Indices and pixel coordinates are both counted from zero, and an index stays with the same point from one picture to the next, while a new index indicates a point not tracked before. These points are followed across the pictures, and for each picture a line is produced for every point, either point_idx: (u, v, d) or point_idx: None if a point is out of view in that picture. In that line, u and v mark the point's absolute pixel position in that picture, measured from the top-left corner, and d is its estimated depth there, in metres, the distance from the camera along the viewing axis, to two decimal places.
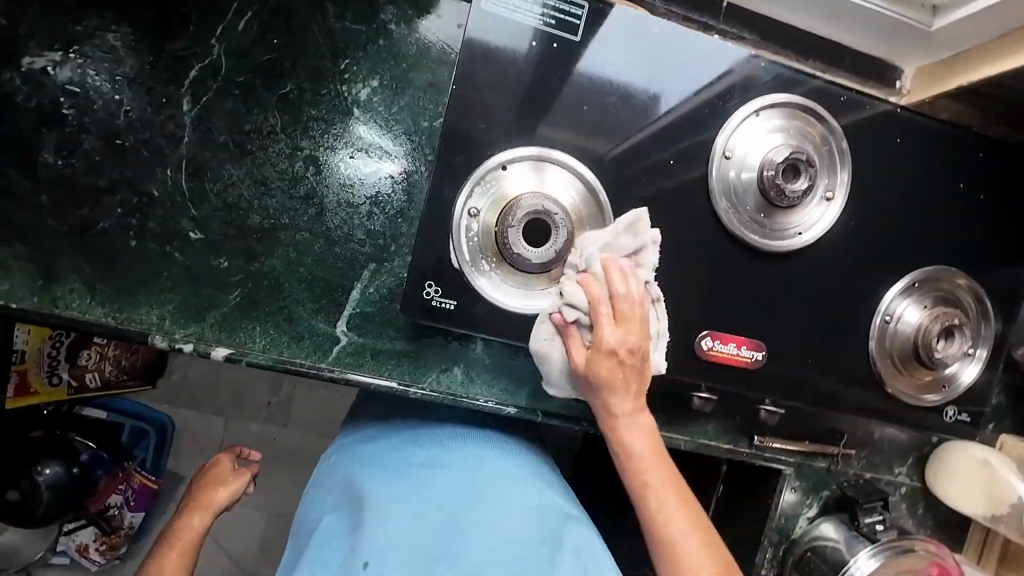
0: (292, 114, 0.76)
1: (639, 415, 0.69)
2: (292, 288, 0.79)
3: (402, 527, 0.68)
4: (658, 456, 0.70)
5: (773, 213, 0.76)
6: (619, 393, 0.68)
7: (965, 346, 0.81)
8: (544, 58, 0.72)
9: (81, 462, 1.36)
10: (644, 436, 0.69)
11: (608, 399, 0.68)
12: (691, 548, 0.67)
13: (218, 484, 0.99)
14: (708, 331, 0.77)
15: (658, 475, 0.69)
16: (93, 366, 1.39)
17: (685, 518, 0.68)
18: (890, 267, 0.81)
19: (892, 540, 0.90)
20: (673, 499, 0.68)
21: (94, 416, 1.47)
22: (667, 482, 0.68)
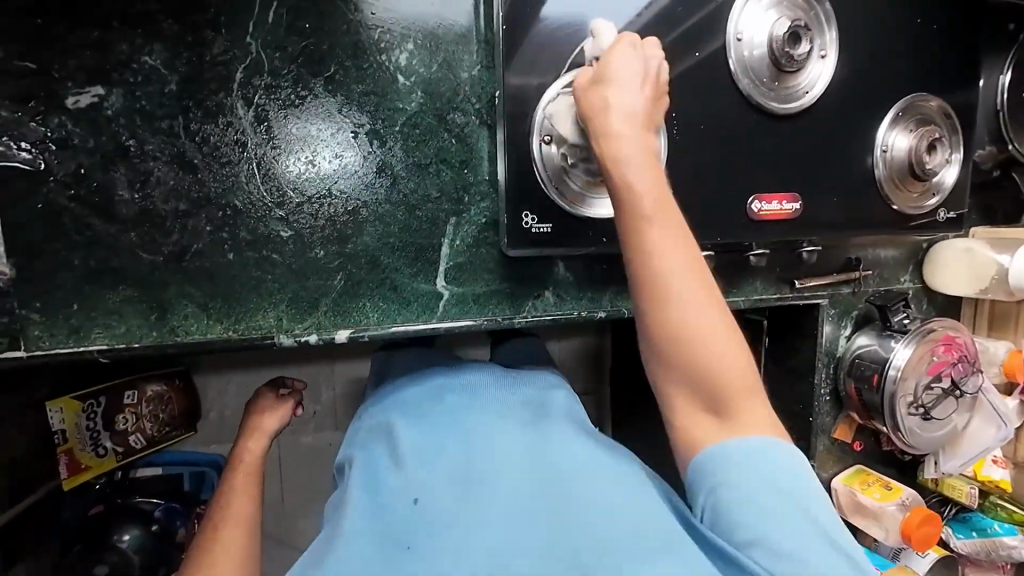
0: (345, 94, 0.79)
1: (729, 343, 0.61)
2: (389, 258, 0.85)
3: (439, 482, 0.64)
4: (722, 324, 0.61)
5: (786, 78, 0.87)
6: (695, 312, 0.60)
7: (945, 154, 0.99)
8: None
9: (158, 519, 1.32)
10: (718, 332, 0.61)
11: (683, 308, 0.60)
12: (721, 340, 0.60)
13: (266, 409, 0.99)
14: (755, 195, 0.90)
15: (726, 359, 0.60)
16: (133, 428, 1.30)
17: (728, 335, 0.61)
18: (878, 104, 0.96)
19: (919, 327, 1.08)
20: (706, 316, 0.61)
21: (148, 474, 1.38)
22: (731, 365, 0.60)
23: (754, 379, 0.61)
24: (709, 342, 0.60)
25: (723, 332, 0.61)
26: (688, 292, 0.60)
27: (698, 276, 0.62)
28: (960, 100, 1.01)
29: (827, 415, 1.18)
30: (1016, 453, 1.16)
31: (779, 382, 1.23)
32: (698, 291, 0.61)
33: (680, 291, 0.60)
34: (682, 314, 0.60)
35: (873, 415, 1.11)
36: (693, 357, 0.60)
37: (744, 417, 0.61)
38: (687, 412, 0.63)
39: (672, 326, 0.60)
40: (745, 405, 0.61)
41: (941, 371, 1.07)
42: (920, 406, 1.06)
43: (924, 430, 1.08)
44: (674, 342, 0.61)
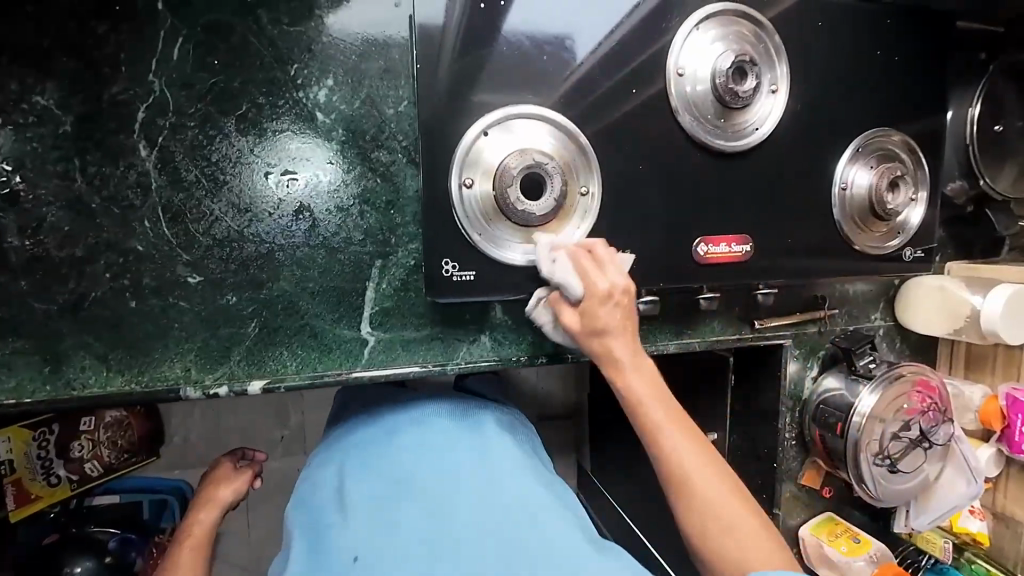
0: (259, 134, 0.75)
1: (724, 503, 0.64)
2: (308, 304, 0.80)
3: (377, 536, 0.64)
4: (738, 499, 0.64)
5: (732, 115, 0.82)
6: (706, 487, 0.65)
7: (908, 192, 0.94)
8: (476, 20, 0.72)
9: (112, 550, 1.22)
10: (708, 497, 0.64)
11: (704, 478, 0.64)
12: (709, 478, 0.65)
13: (220, 480, 0.94)
14: (701, 237, 0.84)
15: (710, 487, 0.64)
16: (89, 455, 1.21)
17: (726, 487, 0.65)
18: (836, 140, 0.91)
19: (888, 371, 1.02)
20: (693, 449, 0.66)
21: (105, 502, 1.31)
22: (723, 498, 0.64)
23: (753, 514, 0.64)
24: (705, 495, 0.64)
25: (723, 501, 0.64)
26: (653, 406, 0.68)
27: (677, 418, 0.68)
28: (925, 135, 0.96)
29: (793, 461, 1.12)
30: (996, 503, 1.09)
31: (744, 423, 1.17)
32: (667, 418, 0.67)
33: (689, 470, 0.65)
34: (682, 468, 0.65)
35: (837, 464, 1.05)
36: (695, 498, 0.64)
37: (730, 530, 0.63)
38: (706, 536, 0.64)
39: (662, 437, 0.67)
40: (737, 546, 0.63)
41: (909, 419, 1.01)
42: (886, 457, 1.00)
43: (891, 483, 1.01)
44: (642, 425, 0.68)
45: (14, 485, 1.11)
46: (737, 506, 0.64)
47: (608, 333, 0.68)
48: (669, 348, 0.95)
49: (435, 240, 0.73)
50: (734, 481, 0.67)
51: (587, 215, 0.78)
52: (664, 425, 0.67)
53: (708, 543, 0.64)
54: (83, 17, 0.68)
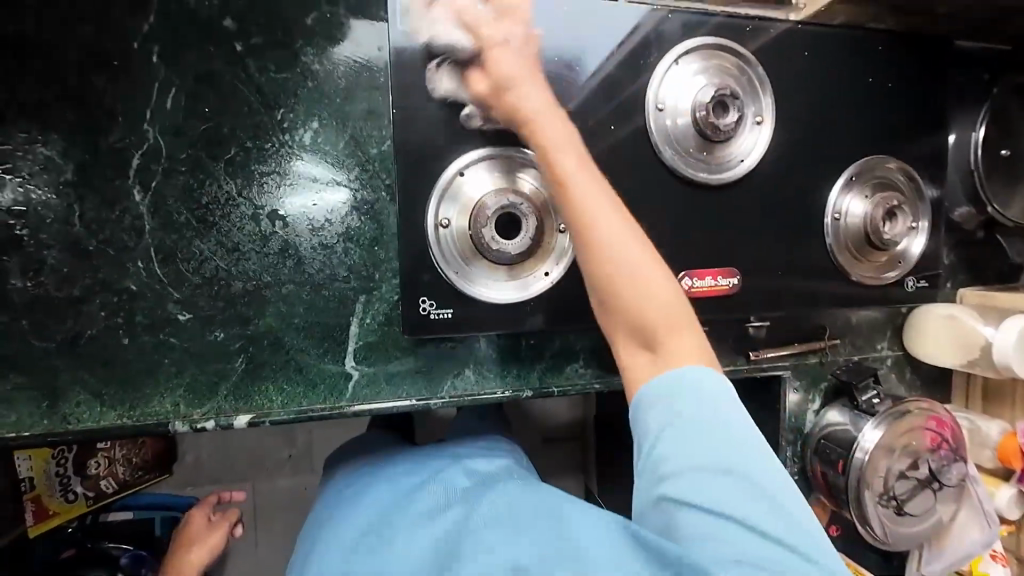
0: (246, 176, 0.78)
1: (634, 272, 0.65)
2: (293, 339, 0.82)
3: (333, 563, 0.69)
4: (654, 266, 0.66)
5: (715, 148, 0.82)
6: (625, 254, 0.65)
7: (907, 222, 0.90)
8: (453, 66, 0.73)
9: (124, 567, 1.25)
10: (640, 274, 0.65)
11: (613, 257, 0.65)
12: (643, 273, 0.65)
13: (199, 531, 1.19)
14: (686, 271, 0.82)
15: (627, 256, 0.65)
16: (103, 472, 1.27)
17: (668, 291, 0.66)
18: (828, 170, 0.89)
19: (893, 406, 0.97)
20: (639, 264, 0.66)
21: (120, 518, 1.31)
22: (650, 274, 0.65)
23: (683, 312, 0.66)
24: (633, 275, 0.65)
25: (638, 266, 0.65)
26: (581, 185, 0.66)
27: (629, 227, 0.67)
28: (924, 162, 0.93)
29: None
30: (1019, 547, 1.02)
31: None
32: (605, 201, 0.66)
33: (604, 233, 0.65)
34: (621, 256, 0.65)
35: (841, 503, 1.00)
36: (643, 320, 0.65)
37: (666, 337, 0.65)
38: (634, 361, 0.67)
39: (608, 264, 0.65)
40: (656, 311, 0.65)
41: (917, 458, 0.96)
42: (891, 498, 0.95)
43: (898, 525, 0.96)
44: (607, 278, 0.66)
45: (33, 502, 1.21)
46: (672, 293, 0.66)
47: (575, 190, 0.66)
48: None
49: (412, 278, 0.74)
50: (654, 257, 0.67)
51: (567, 251, 0.77)
52: (569, 190, 0.67)
53: (635, 374, 0.66)
54: (84, 74, 0.72)
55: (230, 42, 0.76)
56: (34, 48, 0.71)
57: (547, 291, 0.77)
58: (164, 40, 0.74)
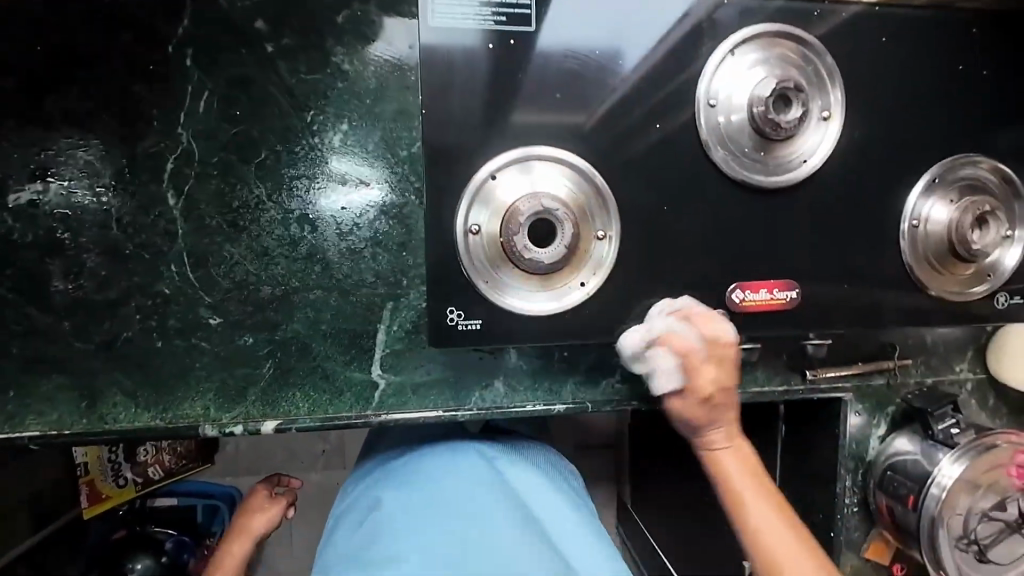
0: (277, 181, 0.77)
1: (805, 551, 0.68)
2: (320, 345, 0.80)
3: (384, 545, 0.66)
4: (806, 547, 0.69)
5: (773, 147, 0.73)
6: (739, 484, 0.71)
7: (1001, 230, 0.79)
8: (484, 60, 0.68)
9: (168, 550, 1.29)
10: (780, 530, 0.69)
11: (734, 469, 0.72)
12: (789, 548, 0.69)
13: (256, 510, 0.97)
14: (736, 282, 0.75)
15: (762, 516, 0.69)
16: (151, 459, 1.29)
17: (802, 548, 0.68)
18: (906, 170, 0.78)
19: (976, 437, 0.86)
20: (782, 529, 0.69)
21: (165, 505, 1.35)
22: (797, 562, 0.68)
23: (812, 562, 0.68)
24: (768, 534, 0.69)
25: (778, 536, 0.69)
26: (725, 445, 0.72)
27: (750, 463, 0.73)
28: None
29: (854, 530, 0.97)
30: None
31: (796, 480, 1.04)
32: (738, 462, 0.72)
33: (757, 523, 0.69)
34: (737, 492, 0.71)
35: (908, 542, 0.90)
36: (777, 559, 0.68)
37: None
38: None
39: (727, 484, 0.72)
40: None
41: (1006, 498, 0.85)
42: (972, 541, 0.84)
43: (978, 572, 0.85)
44: (735, 505, 0.71)
45: (87, 485, 1.25)
46: (807, 556, 0.68)
47: (749, 510, 0.70)
48: None
49: (439, 287, 0.70)
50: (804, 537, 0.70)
51: (604, 261, 0.72)
52: (731, 435, 0.72)
53: None
54: (122, 79, 0.73)
55: (261, 44, 0.74)
56: (76, 54, 0.72)
57: (582, 303, 0.72)
58: (197, 43, 0.73)
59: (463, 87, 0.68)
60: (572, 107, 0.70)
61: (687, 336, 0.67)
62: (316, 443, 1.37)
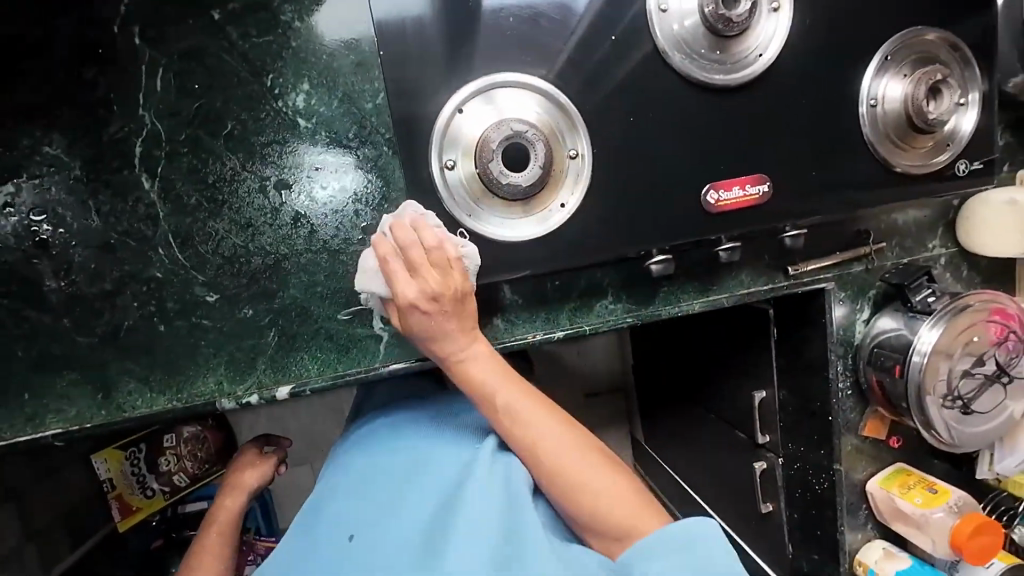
0: (247, 150, 0.77)
1: (571, 442, 0.70)
2: (319, 308, 0.82)
3: (358, 512, 0.72)
4: (574, 449, 0.69)
5: (728, 46, 0.75)
6: (518, 402, 0.70)
7: (955, 98, 0.81)
8: None
9: None
10: (536, 455, 0.69)
11: (497, 392, 0.70)
12: (596, 492, 0.68)
13: (246, 466, 1.00)
14: (710, 184, 0.77)
15: (534, 416, 0.70)
16: (175, 468, 1.26)
17: (618, 493, 0.68)
18: (860, 52, 0.80)
19: (950, 302, 0.91)
20: (590, 475, 0.68)
21: (197, 508, 1.36)
22: (584, 464, 0.69)
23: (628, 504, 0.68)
24: (583, 482, 0.68)
25: (533, 453, 0.69)
26: (478, 351, 0.71)
27: (517, 383, 0.71)
28: (971, 28, 0.83)
29: (851, 411, 1.03)
30: None
31: (793, 376, 1.09)
32: (500, 376, 0.70)
33: (553, 458, 0.69)
34: (513, 409, 0.69)
35: (900, 410, 0.96)
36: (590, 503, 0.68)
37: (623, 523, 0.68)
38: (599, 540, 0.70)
39: (485, 389, 0.70)
40: (613, 510, 0.68)
41: (983, 354, 0.90)
42: (956, 398, 0.90)
43: (965, 426, 0.91)
44: (548, 469, 0.69)
45: (116, 500, 1.27)
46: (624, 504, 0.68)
47: (544, 453, 0.69)
48: (694, 307, 0.91)
49: None
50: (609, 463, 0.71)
51: (580, 178, 0.73)
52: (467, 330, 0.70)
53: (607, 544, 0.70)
54: (73, 68, 0.72)
55: (207, 12, 0.73)
56: (21, 48, 0.71)
57: (565, 224, 0.74)
58: (142, 20, 0.72)
59: (416, 23, 0.68)
60: (527, 30, 0.70)
61: (470, 271, 0.68)
62: (333, 420, 1.40)
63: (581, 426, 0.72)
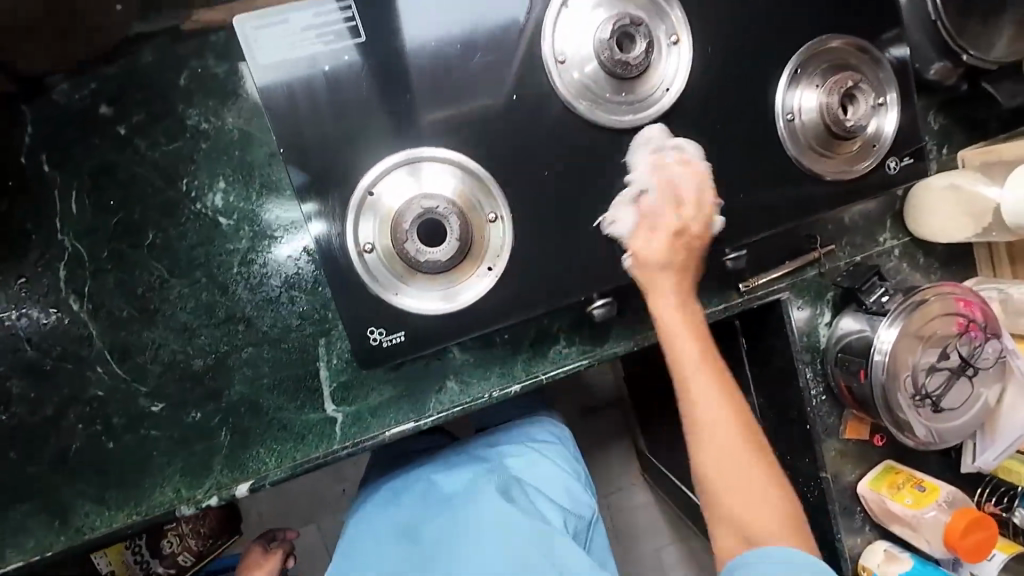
0: (172, 256, 0.77)
1: (727, 397, 0.74)
2: (268, 399, 0.81)
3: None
4: (751, 459, 0.73)
5: (632, 87, 0.74)
6: (707, 397, 0.74)
7: (871, 101, 0.81)
8: (323, 84, 0.67)
9: None
10: (723, 435, 0.73)
11: (694, 375, 0.75)
12: (748, 469, 0.72)
13: (255, 567, 0.99)
14: (637, 223, 0.76)
15: (705, 395, 0.74)
16: (179, 548, 1.22)
17: (768, 489, 0.72)
18: (768, 69, 0.80)
19: (904, 300, 0.90)
20: (753, 471, 0.72)
21: None
22: (719, 412, 0.73)
23: (769, 485, 0.72)
24: (763, 500, 0.71)
25: (733, 448, 0.73)
26: (679, 329, 0.76)
27: (711, 360, 0.76)
28: (877, 29, 0.83)
29: (828, 416, 1.01)
30: None
31: (767, 386, 1.07)
32: (696, 358, 0.75)
33: (704, 411, 0.74)
34: (682, 377, 0.75)
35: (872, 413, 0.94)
36: (743, 531, 0.71)
37: (764, 529, 0.70)
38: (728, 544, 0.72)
39: (683, 365, 0.75)
40: (757, 515, 0.70)
41: (945, 348, 0.89)
42: (925, 396, 0.89)
43: (938, 423, 0.90)
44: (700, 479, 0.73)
45: None
46: (767, 505, 0.71)
47: (695, 407, 0.74)
48: (649, 339, 0.89)
49: (352, 312, 0.70)
50: (770, 464, 0.73)
51: (504, 239, 0.72)
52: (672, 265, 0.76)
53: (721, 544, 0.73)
54: None
55: (112, 128, 0.73)
56: None
57: (495, 287, 0.73)
58: (49, 147, 0.73)
59: (313, 115, 0.67)
60: (427, 102, 0.70)
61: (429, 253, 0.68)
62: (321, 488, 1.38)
63: (761, 436, 0.75)
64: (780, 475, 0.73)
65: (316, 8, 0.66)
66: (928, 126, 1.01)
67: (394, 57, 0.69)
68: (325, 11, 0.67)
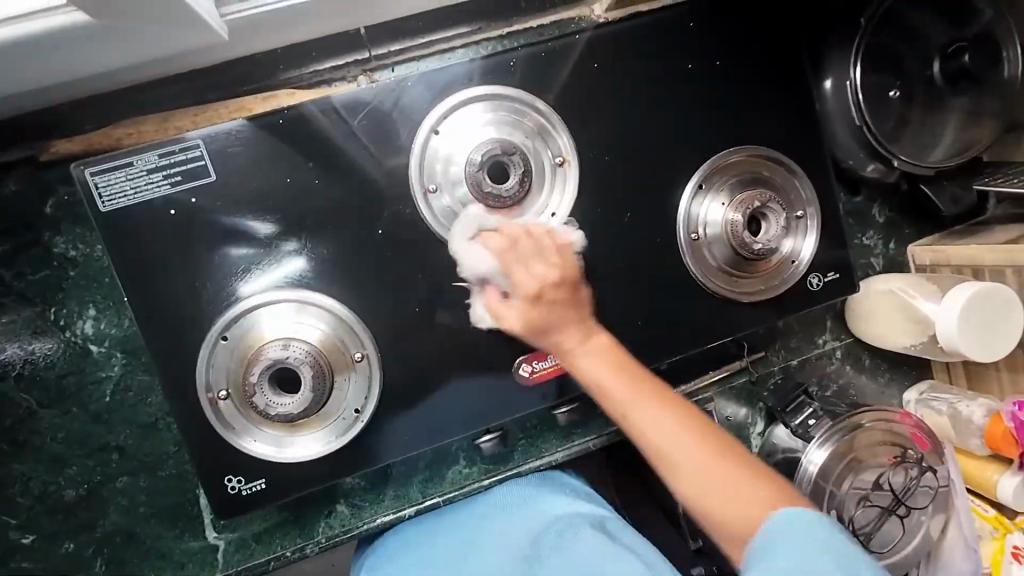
0: (41, 386, 0.74)
1: (641, 394, 0.63)
2: (145, 528, 0.78)
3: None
4: (672, 417, 0.62)
5: (511, 215, 0.70)
6: (607, 378, 0.64)
7: (781, 219, 0.75)
8: (173, 226, 0.64)
9: None
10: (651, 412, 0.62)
11: (581, 354, 0.65)
12: (732, 494, 0.58)
13: None
14: (521, 357, 0.71)
15: (599, 376, 0.64)
16: None
17: (734, 487, 0.58)
18: (669, 185, 0.74)
19: (832, 424, 0.82)
20: (688, 449, 0.60)
21: None
22: (665, 428, 0.61)
23: (750, 486, 0.58)
24: (695, 469, 0.59)
25: (641, 409, 0.62)
26: (534, 316, 0.65)
27: (582, 315, 0.66)
28: (790, 139, 0.77)
29: None
30: None
31: None
32: (574, 333, 0.65)
33: (653, 433, 0.61)
34: (652, 441, 0.61)
35: None
36: (721, 523, 0.58)
37: (736, 509, 0.57)
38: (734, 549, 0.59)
39: (576, 358, 0.65)
40: (711, 494, 0.58)
41: (878, 479, 0.81)
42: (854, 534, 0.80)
43: None
44: (655, 457, 0.62)
45: None
46: (749, 492, 0.58)
47: (673, 457, 0.60)
48: (554, 458, 0.84)
49: (207, 461, 0.66)
50: (713, 437, 0.61)
51: (372, 380, 0.68)
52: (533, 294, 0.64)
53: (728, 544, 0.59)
54: None
55: None
56: None
57: (364, 429, 0.69)
58: None
59: (163, 258, 0.64)
60: (286, 240, 0.66)
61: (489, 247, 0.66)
62: None
63: (657, 382, 0.65)
64: (706, 426, 0.62)
65: (162, 148, 0.63)
66: (873, 219, 0.94)
67: (249, 193, 0.65)
68: (173, 151, 0.63)
